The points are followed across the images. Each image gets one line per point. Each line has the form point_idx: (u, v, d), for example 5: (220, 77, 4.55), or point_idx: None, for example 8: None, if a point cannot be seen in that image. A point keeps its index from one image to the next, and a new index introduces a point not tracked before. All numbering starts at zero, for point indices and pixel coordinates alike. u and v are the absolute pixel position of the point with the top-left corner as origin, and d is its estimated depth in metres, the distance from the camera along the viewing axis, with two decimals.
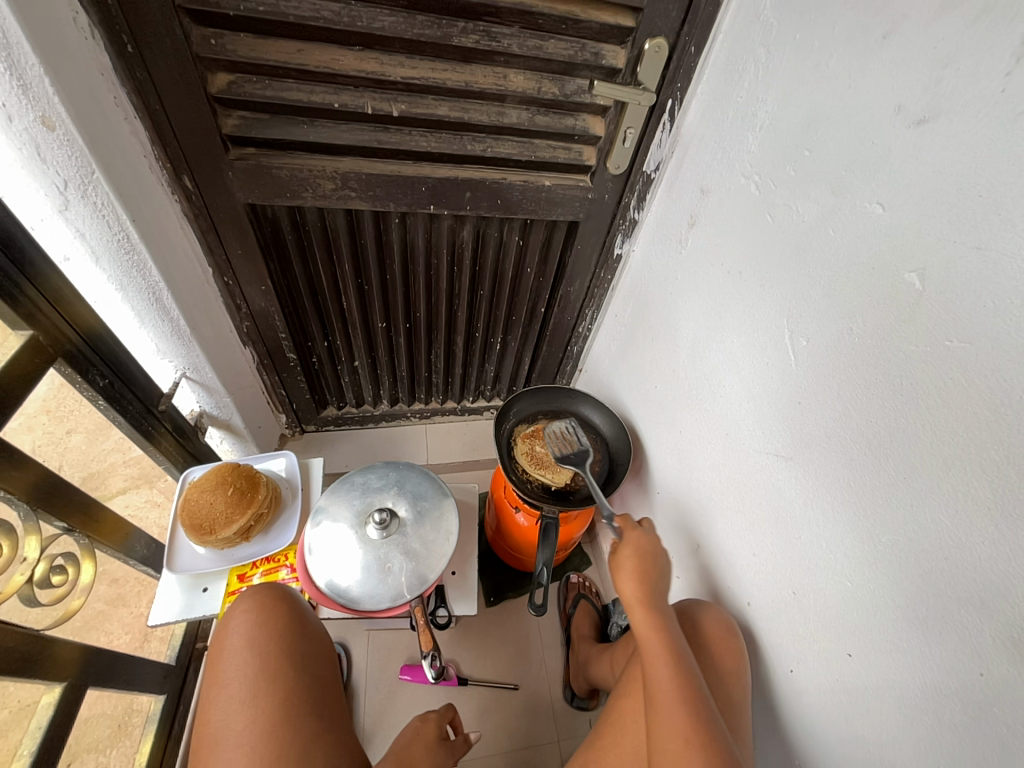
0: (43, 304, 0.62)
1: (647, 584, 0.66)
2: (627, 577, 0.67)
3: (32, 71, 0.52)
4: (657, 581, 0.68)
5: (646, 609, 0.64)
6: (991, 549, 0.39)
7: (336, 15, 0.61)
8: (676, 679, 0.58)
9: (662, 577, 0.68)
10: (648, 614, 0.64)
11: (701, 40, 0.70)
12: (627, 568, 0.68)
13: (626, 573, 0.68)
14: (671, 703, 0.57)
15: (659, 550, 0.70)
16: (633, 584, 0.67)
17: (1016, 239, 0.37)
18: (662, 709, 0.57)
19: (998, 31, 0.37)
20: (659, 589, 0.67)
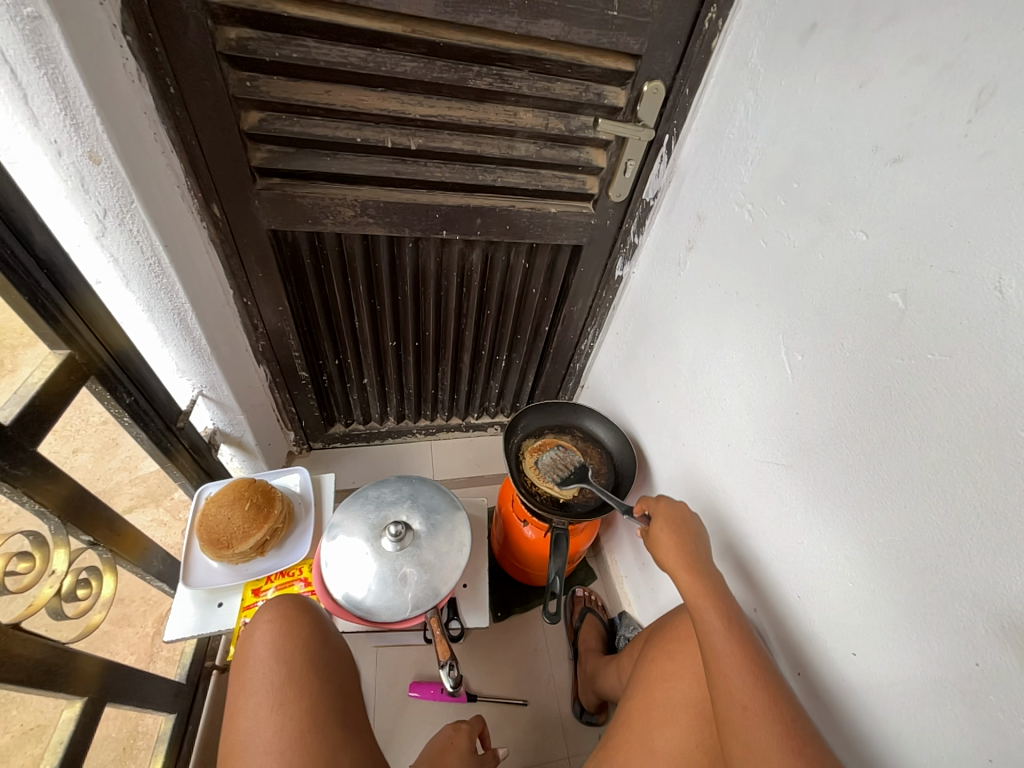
0: (81, 326, 0.66)
1: (690, 549, 0.68)
2: (669, 548, 0.69)
3: (85, 112, 0.56)
4: (700, 545, 0.69)
5: (694, 570, 0.65)
6: (979, 545, 0.43)
7: (363, 61, 0.67)
8: (733, 634, 0.59)
9: (702, 541, 0.70)
10: (696, 575, 0.65)
11: (695, 82, 0.76)
12: (669, 535, 0.70)
13: (665, 543, 0.70)
14: (731, 656, 0.57)
15: (693, 516, 0.73)
16: (679, 554, 0.68)
17: (984, 265, 0.42)
18: (725, 662, 0.57)
19: (958, 85, 0.43)
20: (703, 552, 0.68)
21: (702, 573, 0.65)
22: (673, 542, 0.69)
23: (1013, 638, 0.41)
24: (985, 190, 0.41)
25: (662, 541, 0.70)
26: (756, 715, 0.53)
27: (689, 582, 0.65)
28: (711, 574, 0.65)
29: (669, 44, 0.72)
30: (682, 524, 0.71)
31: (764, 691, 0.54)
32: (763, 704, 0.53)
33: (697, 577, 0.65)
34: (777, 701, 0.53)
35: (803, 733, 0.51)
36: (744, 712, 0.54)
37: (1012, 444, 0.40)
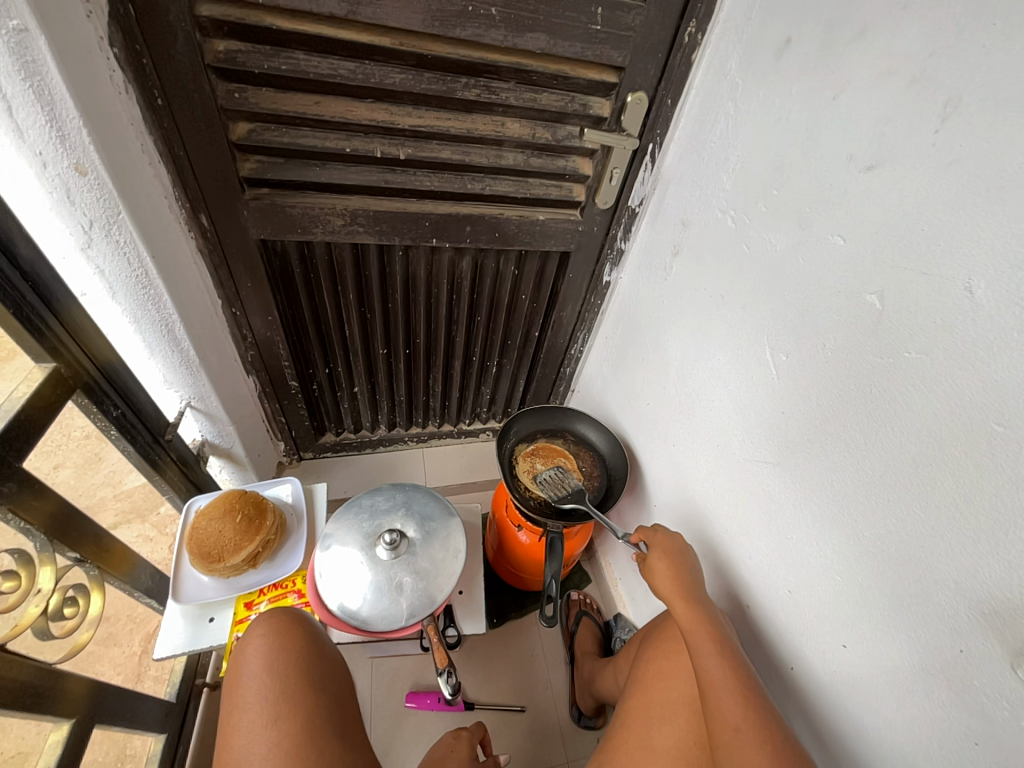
0: (66, 338, 0.65)
1: (684, 577, 0.69)
2: (664, 575, 0.70)
3: (71, 123, 0.56)
4: (694, 574, 0.70)
5: (688, 598, 0.67)
6: (960, 535, 0.45)
7: (351, 72, 0.68)
8: (727, 660, 0.60)
9: (696, 571, 0.71)
10: (691, 604, 0.66)
11: (677, 93, 0.79)
12: (664, 563, 0.71)
13: (660, 570, 0.71)
14: (724, 681, 0.58)
15: (687, 545, 0.74)
16: (672, 581, 0.69)
17: (954, 267, 0.44)
18: (719, 687, 0.58)
19: (926, 97, 0.45)
20: (696, 581, 0.69)
21: (696, 601, 0.66)
22: (669, 570, 0.70)
23: (994, 624, 0.42)
24: (953, 196, 0.44)
25: (657, 569, 0.71)
26: (749, 739, 0.54)
27: (684, 610, 0.66)
28: (704, 604, 0.67)
29: (651, 57, 0.74)
30: (676, 552, 0.72)
31: (756, 714, 0.55)
32: (756, 728, 0.54)
33: (691, 606, 0.66)
34: (770, 726, 0.54)
35: (795, 755, 0.52)
36: (737, 735, 0.54)
37: (986, 436, 0.42)
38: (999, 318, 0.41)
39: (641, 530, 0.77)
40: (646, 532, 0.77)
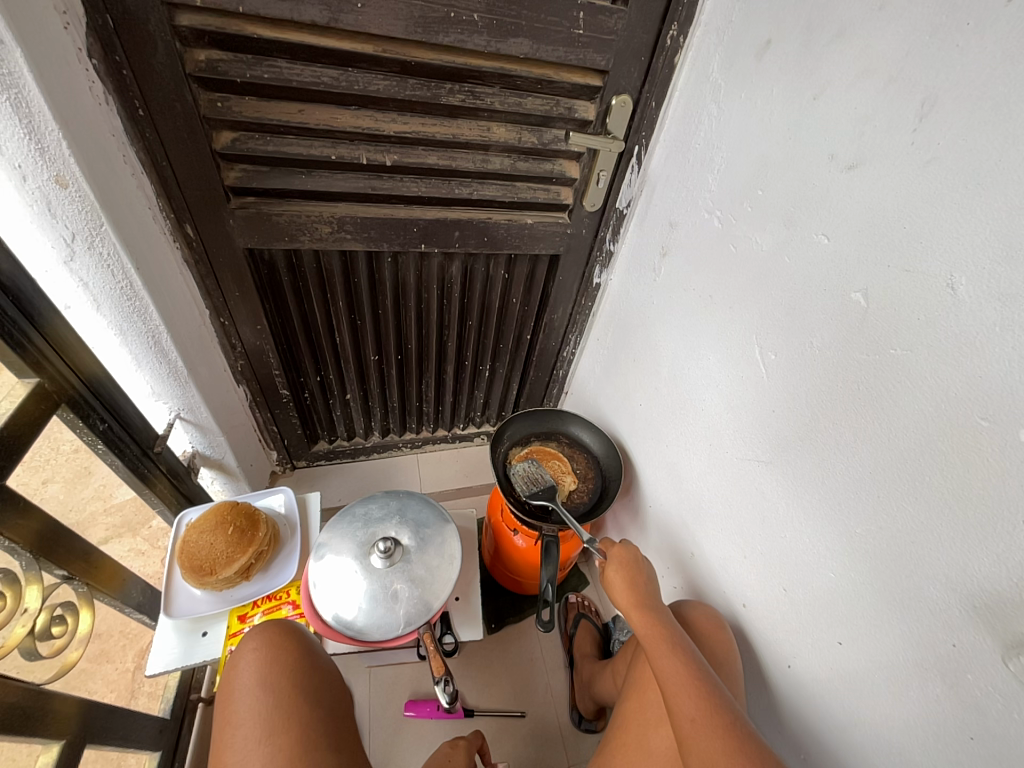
0: (49, 352, 0.64)
1: (639, 587, 0.72)
2: (619, 586, 0.73)
3: (51, 135, 0.55)
4: (648, 585, 0.73)
5: (642, 606, 0.70)
6: (949, 529, 0.45)
7: (335, 80, 0.68)
8: (682, 658, 0.62)
9: (651, 582, 0.74)
10: (645, 612, 0.69)
11: (661, 96, 0.79)
12: (619, 574, 0.74)
13: (615, 582, 0.74)
14: (679, 676, 0.60)
15: (643, 558, 0.77)
16: (627, 591, 0.72)
17: (937, 263, 0.44)
18: (674, 682, 0.59)
19: (903, 96, 0.46)
20: (651, 592, 0.72)
21: (651, 608, 0.69)
22: (623, 580, 0.73)
23: (985, 617, 0.42)
24: (933, 193, 0.44)
25: (612, 581, 0.74)
26: (703, 727, 0.54)
27: (639, 617, 0.69)
28: (660, 611, 0.69)
29: (634, 60, 0.75)
30: (630, 563, 0.75)
31: (709, 704, 0.56)
32: (711, 718, 0.55)
33: (646, 613, 0.69)
34: (724, 715, 0.55)
35: (750, 742, 0.53)
36: (694, 726, 0.55)
37: (972, 430, 0.42)
38: (981, 313, 0.41)
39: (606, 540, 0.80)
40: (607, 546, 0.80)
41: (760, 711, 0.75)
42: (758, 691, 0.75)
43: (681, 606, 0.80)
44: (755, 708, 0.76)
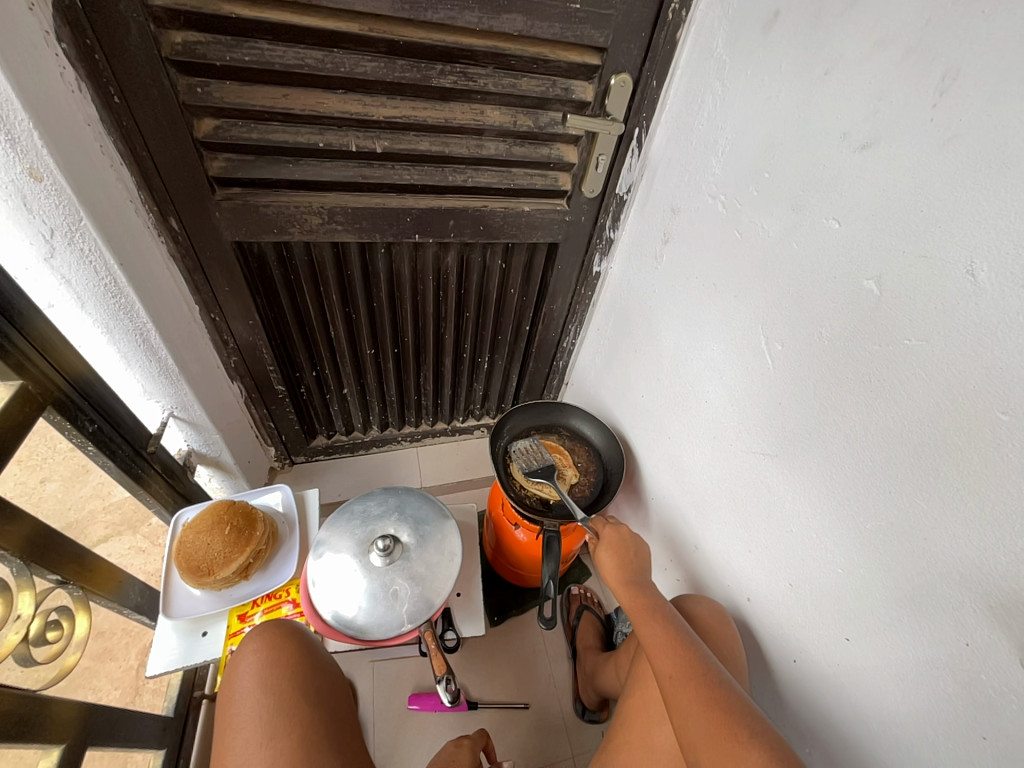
0: (32, 353, 0.62)
1: (628, 565, 0.75)
2: (608, 566, 0.76)
3: (21, 126, 0.52)
4: (637, 562, 0.75)
5: (628, 581, 0.72)
6: (964, 526, 0.43)
7: (320, 62, 0.64)
8: (664, 624, 0.64)
9: (641, 559, 0.76)
10: (631, 586, 0.71)
11: (662, 74, 0.76)
12: (608, 555, 0.76)
13: (605, 562, 0.76)
14: (659, 639, 0.62)
15: (633, 537, 0.79)
16: (615, 568, 0.75)
17: (956, 249, 0.42)
18: (654, 645, 0.62)
19: (921, 70, 0.43)
20: (639, 567, 0.75)
21: (637, 582, 0.72)
22: (611, 559, 0.76)
23: (1000, 616, 0.41)
24: (953, 174, 0.41)
25: (602, 562, 0.76)
26: (680, 680, 0.57)
27: (625, 592, 0.71)
28: (646, 584, 0.72)
29: (634, 36, 0.71)
30: (619, 543, 0.77)
31: (686, 660, 0.59)
32: (687, 673, 0.57)
33: (632, 587, 0.71)
34: (701, 671, 0.57)
35: (726, 695, 0.54)
36: (672, 681, 0.57)
37: (991, 425, 0.41)
38: (1003, 302, 0.39)
39: (596, 518, 0.82)
40: (598, 524, 0.82)
41: (763, 701, 0.75)
42: (763, 683, 0.74)
43: (683, 600, 0.79)
44: (759, 700, 0.76)
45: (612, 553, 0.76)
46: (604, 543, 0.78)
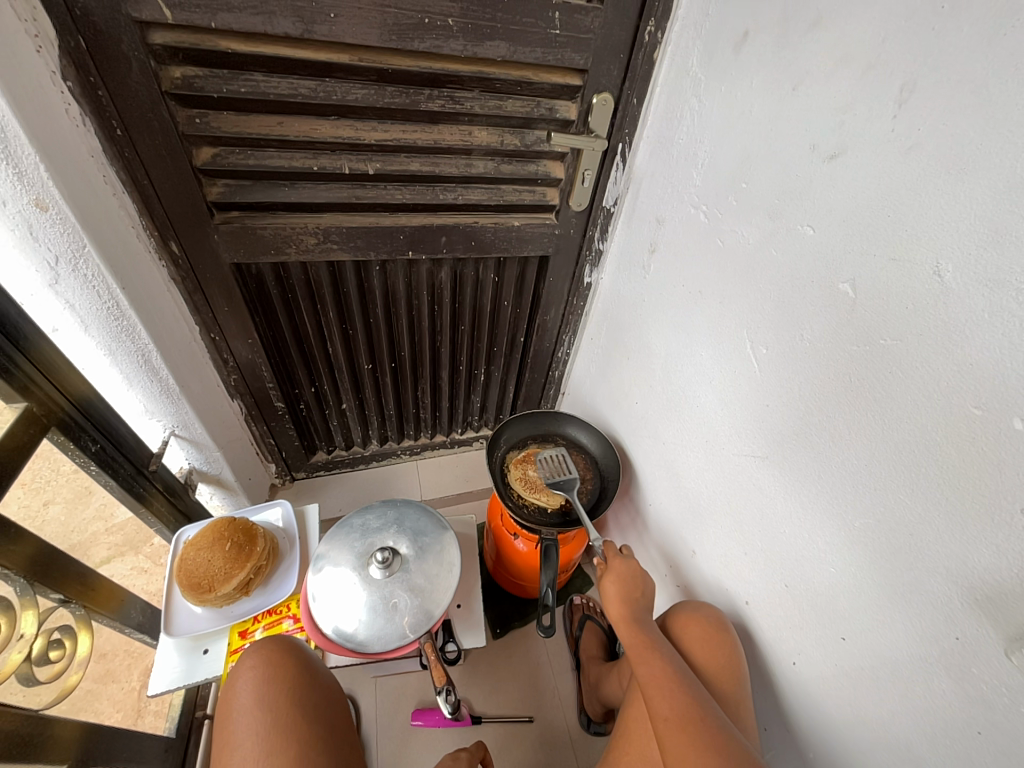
0: (37, 376, 0.64)
1: (632, 602, 0.75)
2: (613, 600, 0.76)
3: (28, 159, 0.55)
4: (643, 602, 0.76)
5: (632, 621, 0.73)
6: (947, 521, 0.44)
7: (313, 91, 0.67)
8: (663, 667, 0.66)
9: (647, 598, 0.76)
10: (634, 626, 0.72)
11: (642, 92, 0.79)
12: (613, 588, 0.76)
13: (612, 595, 0.76)
14: (658, 681, 0.64)
15: (645, 574, 0.78)
16: (620, 604, 0.75)
17: (923, 251, 0.43)
18: (652, 686, 0.64)
19: (882, 83, 0.45)
20: (644, 607, 0.75)
21: (638, 621, 0.73)
22: (618, 594, 0.75)
23: (986, 609, 0.42)
24: (915, 180, 0.43)
25: (607, 594, 0.76)
26: (675, 724, 0.59)
27: (627, 630, 0.72)
28: (647, 624, 0.73)
29: (613, 57, 0.74)
30: (629, 579, 0.77)
31: (682, 703, 0.61)
32: (682, 716, 0.59)
33: (634, 627, 0.72)
34: (695, 714, 0.59)
35: (717, 740, 0.56)
36: (667, 723, 0.59)
37: (965, 420, 0.42)
38: (969, 301, 0.40)
39: (609, 542, 0.82)
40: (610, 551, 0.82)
41: (765, 708, 0.74)
42: (763, 689, 0.74)
43: (684, 606, 0.79)
44: (762, 707, 0.75)
45: (619, 586, 0.76)
46: (612, 576, 0.77)
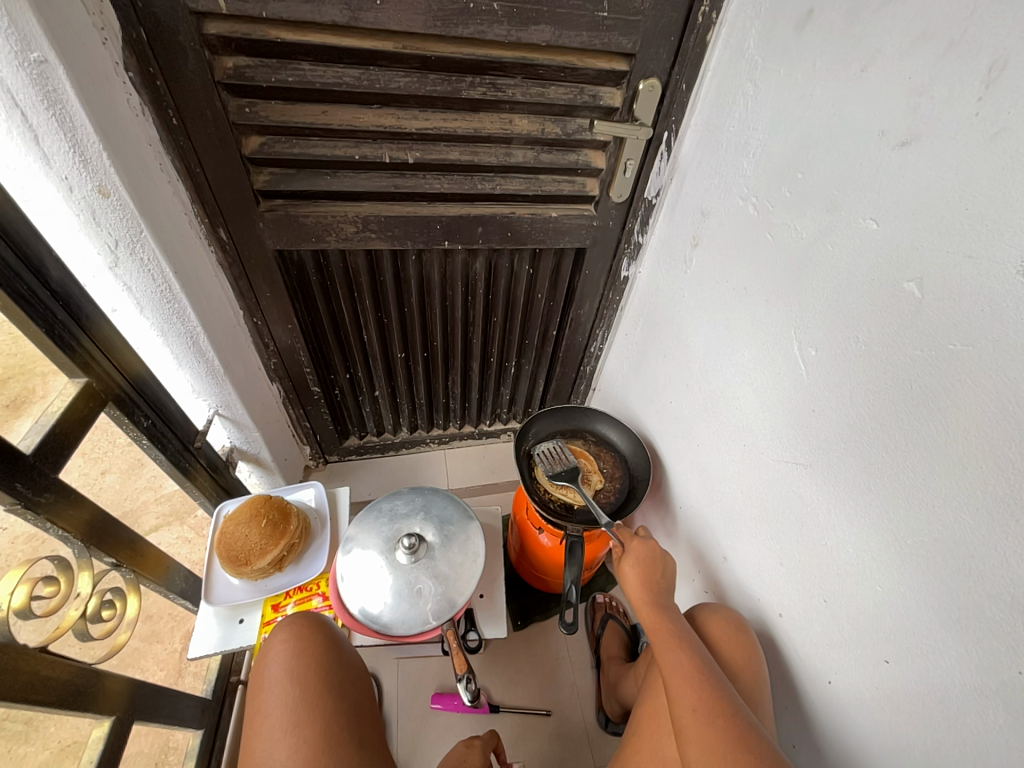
0: (96, 354, 0.68)
1: (653, 585, 0.73)
2: (633, 584, 0.74)
3: (92, 147, 0.58)
4: (663, 585, 0.74)
5: (653, 603, 0.71)
6: (1016, 545, 0.40)
7: (357, 79, 0.68)
8: (688, 653, 0.64)
9: (667, 580, 0.75)
10: (656, 609, 0.71)
11: (692, 77, 0.75)
12: (634, 571, 0.75)
13: (634, 578, 0.75)
14: (684, 669, 0.62)
15: (664, 553, 0.77)
16: (641, 588, 0.73)
17: (1004, 248, 0.39)
18: (678, 674, 0.62)
19: (966, 61, 0.41)
20: (665, 591, 0.74)
21: (661, 604, 0.71)
22: (638, 577, 0.74)
23: None
24: (1000, 169, 0.39)
25: (626, 577, 0.75)
26: (701, 714, 0.57)
27: (648, 613, 0.71)
28: (669, 608, 0.71)
29: (663, 40, 0.71)
30: (648, 561, 0.76)
31: (711, 695, 0.59)
32: (710, 708, 0.57)
33: (656, 610, 0.71)
34: (724, 708, 0.57)
35: (748, 737, 0.54)
36: (694, 714, 0.57)
37: None
38: None
39: (623, 528, 0.81)
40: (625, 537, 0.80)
41: (793, 724, 0.72)
42: (792, 705, 0.71)
43: (705, 606, 0.78)
44: (789, 723, 0.72)
45: (639, 570, 0.74)
46: (631, 560, 0.76)
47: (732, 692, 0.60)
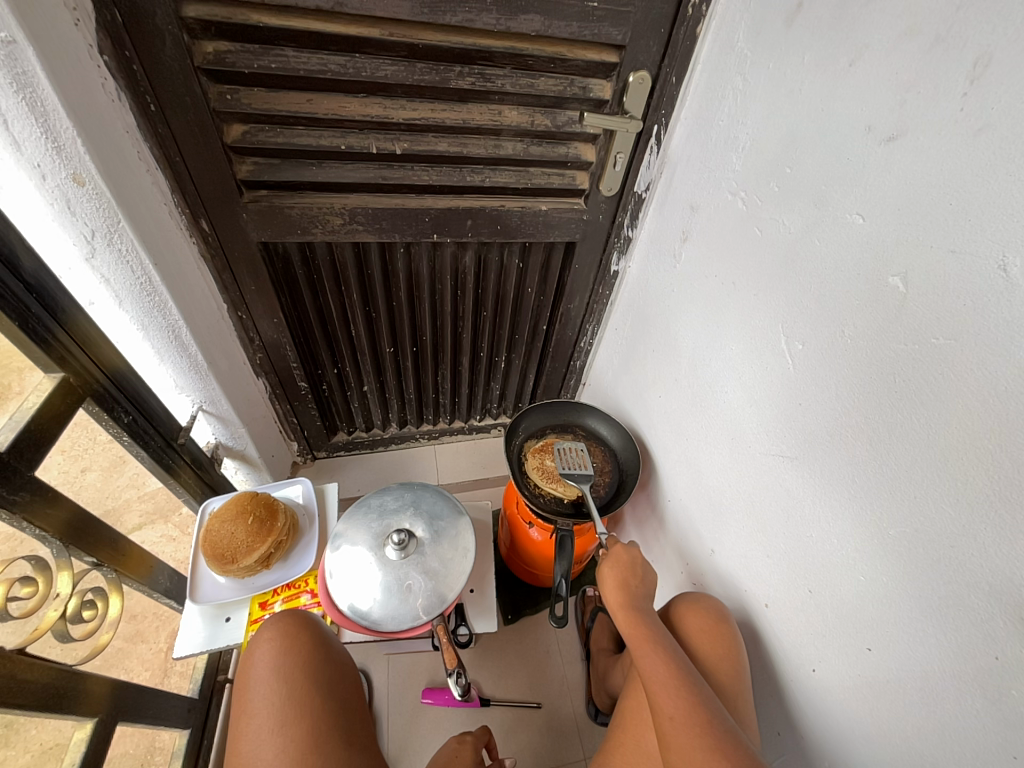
0: (73, 347, 0.66)
1: (630, 589, 0.74)
2: (610, 588, 0.75)
3: (65, 133, 0.55)
4: (641, 588, 0.75)
5: (630, 607, 0.72)
6: (993, 534, 0.41)
7: (342, 67, 0.66)
8: (665, 659, 0.65)
9: (644, 584, 0.76)
10: (632, 613, 0.72)
11: (682, 70, 0.75)
12: (611, 575, 0.76)
13: (612, 583, 0.75)
14: (661, 677, 0.63)
15: (643, 560, 0.77)
16: (618, 594, 0.74)
17: (986, 242, 0.40)
18: (656, 682, 0.63)
19: (951, 56, 0.41)
20: (641, 594, 0.75)
21: (637, 609, 0.72)
22: (614, 581, 0.75)
23: None
24: (982, 164, 0.40)
25: (604, 580, 0.76)
26: (679, 723, 0.57)
27: (624, 618, 0.72)
28: (645, 611, 0.73)
29: (653, 32, 0.71)
30: (626, 564, 0.76)
31: (688, 702, 0.59)
32: (688, 716, 0.58)
33: (632, 614, 0.72)
34: (703, 720, 0.57)
35: (725, 744, 0.54)
36: (672, 723, 0.58)
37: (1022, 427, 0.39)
38: None
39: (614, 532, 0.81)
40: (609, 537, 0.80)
41: (776, 713, 0.73)
42: (777, 694, 0.72)
43: (685, 597, 0.79)
44: (774, 711, 0.74)
45: (615, 575, 0.75)
46: (609, 565, 0.76)
47: (711, 697, 0.60)
